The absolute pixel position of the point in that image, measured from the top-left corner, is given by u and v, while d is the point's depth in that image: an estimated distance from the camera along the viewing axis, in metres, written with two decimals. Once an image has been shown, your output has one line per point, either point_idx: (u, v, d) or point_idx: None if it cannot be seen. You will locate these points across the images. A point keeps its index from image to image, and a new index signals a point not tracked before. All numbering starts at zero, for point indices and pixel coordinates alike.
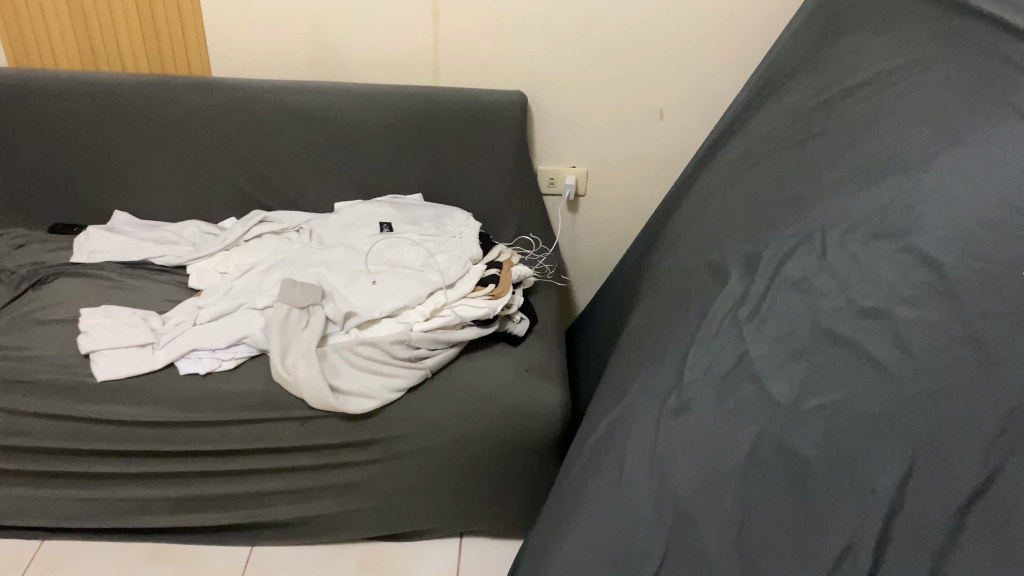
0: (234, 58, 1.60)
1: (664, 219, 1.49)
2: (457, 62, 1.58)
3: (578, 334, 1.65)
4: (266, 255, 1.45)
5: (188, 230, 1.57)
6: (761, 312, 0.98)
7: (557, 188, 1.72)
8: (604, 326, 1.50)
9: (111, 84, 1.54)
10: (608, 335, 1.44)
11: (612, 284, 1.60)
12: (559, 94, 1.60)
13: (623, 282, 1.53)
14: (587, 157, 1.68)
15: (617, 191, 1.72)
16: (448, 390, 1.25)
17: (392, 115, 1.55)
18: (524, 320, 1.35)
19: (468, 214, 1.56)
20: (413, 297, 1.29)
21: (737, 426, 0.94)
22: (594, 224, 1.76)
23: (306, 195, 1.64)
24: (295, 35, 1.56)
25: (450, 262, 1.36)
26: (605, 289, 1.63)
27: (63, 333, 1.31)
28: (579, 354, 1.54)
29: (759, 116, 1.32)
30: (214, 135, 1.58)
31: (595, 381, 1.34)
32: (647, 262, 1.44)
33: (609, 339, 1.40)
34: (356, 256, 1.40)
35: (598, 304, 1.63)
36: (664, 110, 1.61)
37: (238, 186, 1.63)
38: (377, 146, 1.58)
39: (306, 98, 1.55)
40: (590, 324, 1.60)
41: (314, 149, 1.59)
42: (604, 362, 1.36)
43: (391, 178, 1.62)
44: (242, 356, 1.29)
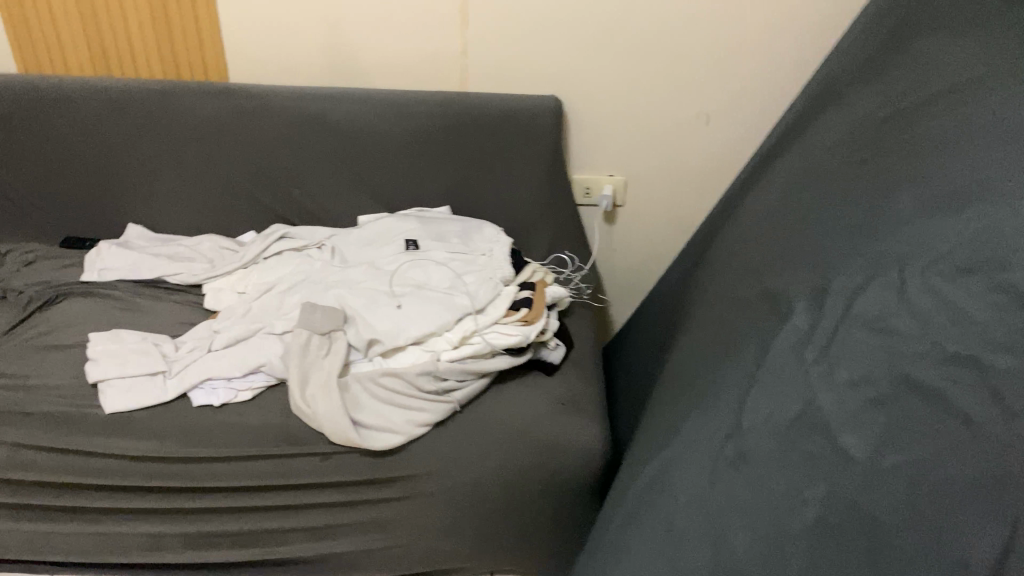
0: (249, 65, 1.51)
1: (712, 235, 1.38)
2: (484, 65, 1.48)
3: (618, 356, 1.55)
4: (285, 276, 1.36)
5: (204, 244, 1.49)
6: (832, 352, 0.88)
7: (593, 198, 1.61)
8: (647, 350, 1.40)
9: (122, 91, 1.46)
10: (652, 360, 1.33)
11: (654, 304, 1.50)
12: (597, 100, 1.50)
13: (667, 303, 1.43)
14: (625, 166, 1.57)
15: (658, 202, 1.61)
16: (479, 425, 1.16)
17: (418, 123, 1.46)
18: (560, 346, 1.25)
19: (499, 228, 1.46)
20: (440, 323, 1.19)
21: (805, 483, 0.84)
22: (634, 237, 1.65)
23: (328, 208, 1.54)
24: (312, 37, 1.46)
25: (480, 284, 1.26)
26: (647, 308, 1.52)
27: (71, 361, 1.24)
28: (620, 379, 1.44)
29: (819, 126, 1.20)
30: (229, 146, 1.50)
31: (639, 414, 1.24)
32: (693, 282, 1.33)
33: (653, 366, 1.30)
34: (380, 277, 1.30)
35: (640, 324, 1.53)
36: (710, 115, 1.49)
37: (257, 199, 1.54)
38: (402, 156, 1.49)
39: (327, 105, 1.46)
40: (630, 346, 1.50)
41: (336, 160, 1.50)
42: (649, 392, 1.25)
43: (418, 190, 1.53)
44: (258, 387, 1.21)
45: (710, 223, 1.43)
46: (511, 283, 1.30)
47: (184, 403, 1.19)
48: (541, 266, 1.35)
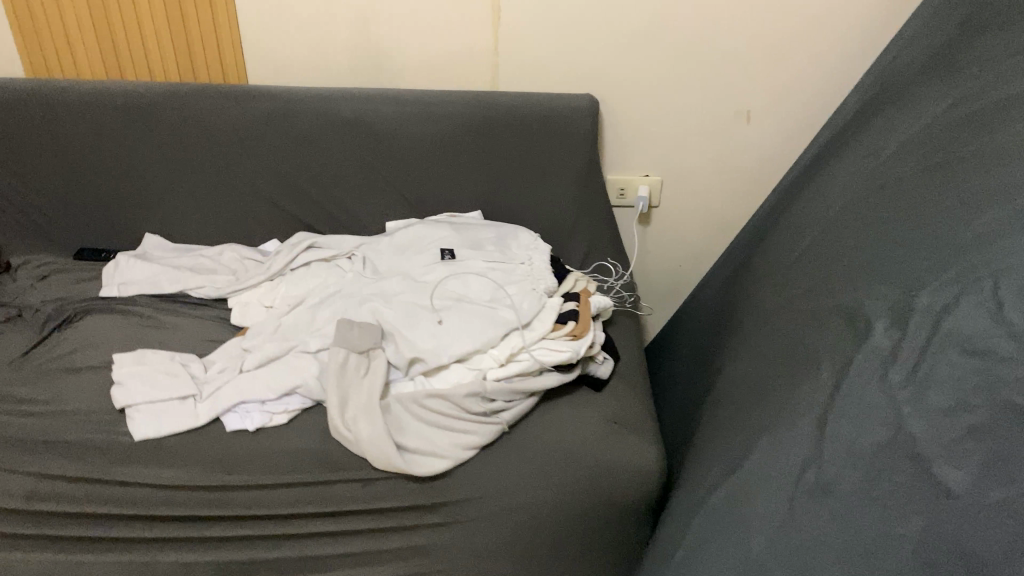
0: (270, 66, 1.44)
1: (759, 239, 1.32)
2: (516, 63, 1.42)
3: (659, 363, 1.49)
4: (314, 289, 1.30)
5: (226, 254, 1.43)
6: (920, 375, 0.82)
7: (628, 199, 1.55)
8: (692, 360, 1.34)
9: (138, 94, 1.40)
10: (700, 371, 1.28)
11: (696, 310, 1.44)
12: (634, 99, 1.44)
13: (711, 309, 1.37)
14: (662, 166, 1.51)
15: (695, 203, 1.55)
16: (528, 446, 1.10)
17: (448, 124, 1.40)
18: (607, 360, 1.19)
19: (534, 233, 1.40)
20: (485, 339, 1.13)
21: (900, 517, 0.78)
22: (670, 238, 1.60)
23: (353, 214, 1.48)
24: (338, 38, 1.40)
25: (523, 297, 1.20)
26: (688, 315, 1.47)
27: (95, 384, 1.18)
28: (664, 390, 1.39)
29: (878, 127, 1.14)
30: (250, 152, 1.43)
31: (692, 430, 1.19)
32: (742, 289, 1.27)
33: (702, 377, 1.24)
34: (417, 289, 1.24)
35: (681, 330, 1.47)
36: (751, 112, 1.43)
37: (280, 207, 1.48)
38: (432, 160, 1.43)
39: (353, 107, 1.40)
40: (672, 355, 1.44)
41: (363, 164, 1.44)
42: (700, 405, 1.20)
43: (449, 195, 1.46)
44: (295, 410, 1.14)
45: (756, 227, 1.37)
46: (554, 294, 1.24)
47: (216, 427, 1.13)
48: (582, 275, 1.29)
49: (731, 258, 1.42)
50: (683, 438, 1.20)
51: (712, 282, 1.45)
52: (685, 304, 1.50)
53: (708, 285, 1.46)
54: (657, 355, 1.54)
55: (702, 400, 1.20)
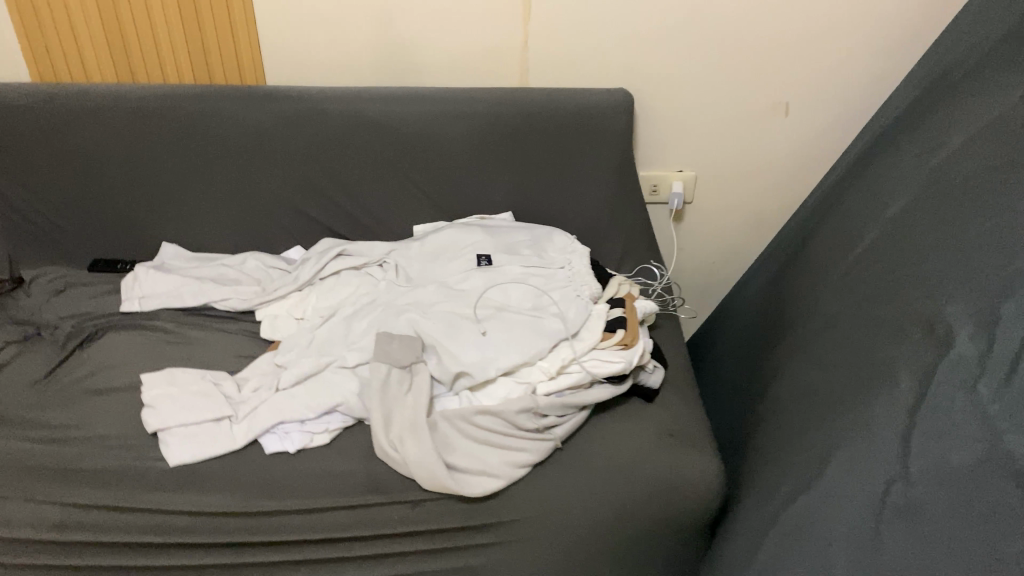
0: (289, 66, 1.38)
1: (806, 238, 1.28)
2: (546, 58, 1.36)
3: (700, 365, 1.45)
4: (347, 300, 1.25)
5: (249, 263, 1.38)
6: (1016, 388, 0.77)
7: (661, 196, 1.51)
8: (738, 362, 1.30)
9: (152, 98, 1.33)
10: (749, 374, 1.23)
11: (739, 310, 1.40)
12: (668, 93, 1.39)
13: (756, 309, 1.33)
14: (697, 161, 1.47)
15: (730, 198, 1.51)
16: (584, 462, 1.05)
17: (478, 124, 1.34)
18: (658, 369, 1.14)
19: (570, 235, 1.34)
20: (533, 352, 1.08)
21: (999, 540, 0.73)
22: (704, 234, 1.55)
23: (381, 218, 1.42)
24: (361, 35, 1.34)
25: (568, 305, 1.15)
26: (730, 315, 1.42)
27: (123, 407, 1.13)
28: (709, 394, 1.34)
29: (934, 120, 1.10)
30: (271, 156, 1.37)
31: (747, 439, 1.14)
32: (792, 290, 1.23)
33: (752, 382, 1.20)
34: (455, 299, 1.19)
35: (722, 331, 1.42)
36: (790, 105, 1.38)
37: (303, 213, 1.42)
38: (461, 160, 1.37)
39: (378, 108, 1.34)
40: (715, 357, 1.40)
41: (389, 167, 1.38)
42: (754, 412, 1.16)
43: (479, 197, 1.41)
44: (337, 429, 1.10)
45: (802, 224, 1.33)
46: (599, 300, 1.19)
47: (254, 450, 1.08)
48: (624, 278, 1.24)
49: (776, 257, 1.38)
50: (737, 447, 1.16)
51: (755, 281, 1.41)
52: (724, 304, 1.46)
53: (750, 285, 1.42)
54: (697, 355, 1.50)
55: (756, 406, 1.16)
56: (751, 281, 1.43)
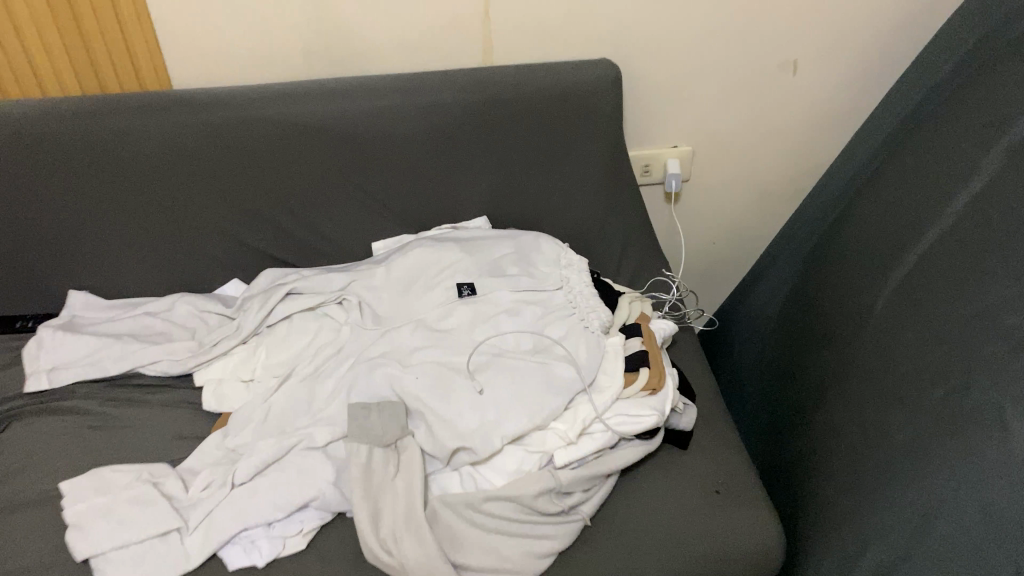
0: (199, 63, 1.12)
1: (839, 224, 1.10)
2: (514, 31, 1.13)
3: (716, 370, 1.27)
4: (306, 353, 1.03)
5: (178, 309, 1.15)
6: None
7: (654, 175, 1.30)
8: (771, 374, 1.13)
9: (28, 119, 1.07)
10: (788, 392, 1.06)
11: (762, 307, 1.22)
12: (658, 61, 1.17)
13: (783, 309, 1.15)
14: (693, 134, 1.26)
15: (731, 172, 1.32)
16: (623, 540, 0.86)
17: (440, 118, 1.12)
18: (688, 407, 0.97)
19: (559, 242, 1.14)
20: (545, 414, 0.88)
21: None
22: (701, 213, 1.37)
23: (334, 238, 1.20)
24: (286, 21, 1.09)
25: (575, 342, 0.96)
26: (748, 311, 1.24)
27: (40, 526, 0.89)
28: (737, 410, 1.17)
29: (997, 82, 0.91)
30: (190, 178, 1.12)
31: (801, 477, 0.97)
32: (831, 291, 1.05)
33: (794, 404, 1.03)
34: (438, 345, 0.99)
35: (743, 332, 1.25)
36: (798, 62, 1.18)
37: (238, 240, 1.18)
38: (423, 163, 1.15)
39: (317, 108, 1.10)
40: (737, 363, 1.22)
41: (338, 178, 1.15)
42: (804, 443, 0.99)
43: (447, 202, 1.19)
44: (313, 527, 0.89)
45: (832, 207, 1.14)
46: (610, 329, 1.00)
47: (215, 565, 0.87)
48: (633, 295, 1.05)
49: (801, 243, 1.20)
50: (791, 485, 0.99)
51: (778, 272, 1.23)
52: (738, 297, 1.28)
53: (771, 276, 1.24)
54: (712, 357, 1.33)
55: (806, 437, 0.99)
56: (771, 269, 1.26)
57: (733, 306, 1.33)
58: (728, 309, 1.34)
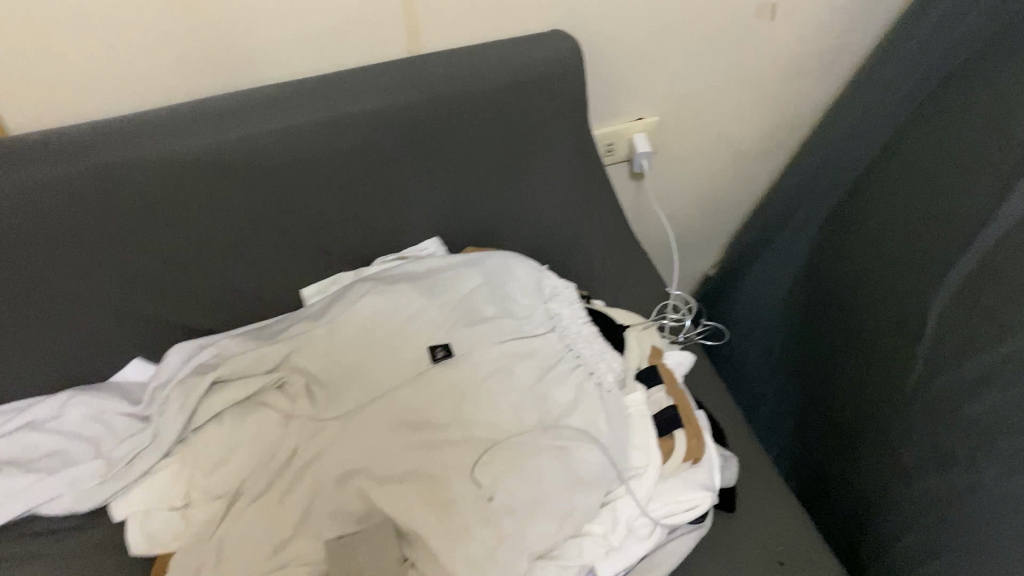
0: (32, 100, 0.83)
1: (859, 204, 0.95)
2: (445, 9, 0.90)
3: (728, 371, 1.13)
4: (252, 462, 0.82)
5: (70, 414, 0.90)
6: None
7: (618, 155, 1.12)
8: (802, 378, 0.99)
9: None
10: (831, 406, 0.93)
11: (771, 296, 1.07)
12: (620, 23, 0.96)
13: (811, 305, 1.00)
14: (660, 103, 1.07)
15: (701, 136, 1.14)
16: None
17: (367, 133, 0.90)
18: (729, 460, 0.81)
19: (536, 265, 0.95)
20: (576, 522, 0.72)
21: None
22: (669, 184, 1.20)
23: (256, 292, 0.98)
24: (145, 33, 0.82)
25: (592, 411, 0.78)
26: (755, 303, 1.10)
27: None
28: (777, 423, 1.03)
29: None
30: (53, 253, 0.85)
31: (873, 515, 0.83)
32: (865, 287, 0.91)
33: (851, 425, 0.89)
34: (419, 436, 0.79)
35: (752, 323, 1.11)
36: (778, 7, 0.99)
37: (131, 316, 0.94)
38: (354, 188, 0.93)
39: (208, 140, 0.84)
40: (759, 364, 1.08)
41: (248, 224, 0.91)
42: (863, 473, 0.86)
43: (387, 229, 0.98)
44: None
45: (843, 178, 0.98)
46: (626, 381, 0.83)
47: None
48: (639, 326, 0.89)
49: (808, 218, 1.03)
50: (859, 521, 0.86)
51: (782, 252, 1.07)
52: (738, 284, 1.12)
53: (774, 257, 1.09)
54: (714, 348, 1.18)
55: (866, 466, 0.86)
56: (771, 248, 1.10)
57: (730, 288, 1.18)
58: (725, 292, 1.19)
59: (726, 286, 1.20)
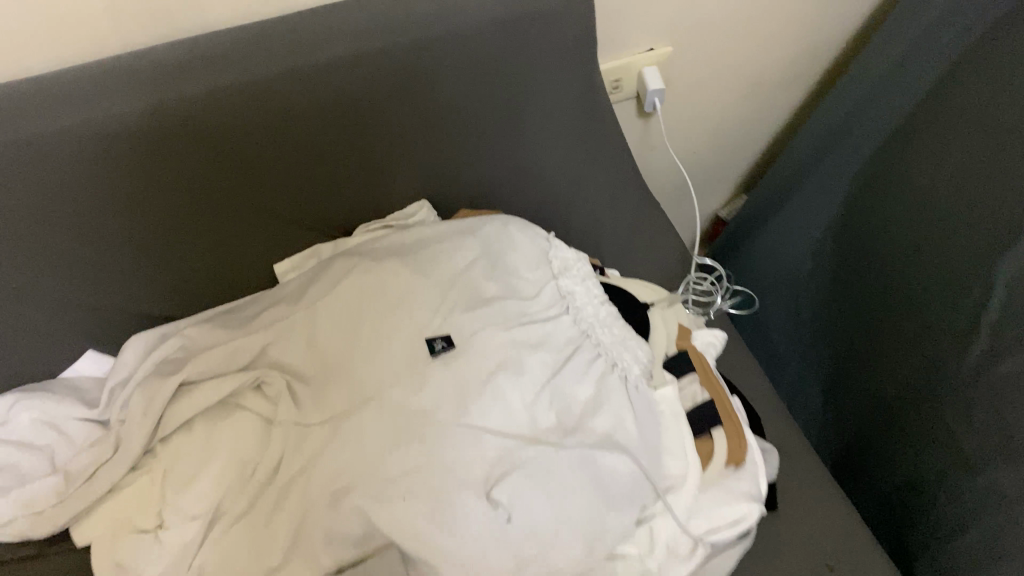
0: None
1: (910, 152, 0.84)
2: None
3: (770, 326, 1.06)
4: (230, 476, 0.72)
5: (21, 420, 0.78)
6: None
7: (626, 91, 0.98)
8: (846, 339, 0.92)
9: None
10: (877, 374, 0.86)
11: (808, 248, 0.99)
12: None
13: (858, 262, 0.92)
14: (676, 32, 0.94)
15: (718, 68, 1.02)
16: None
17: (340, 84, 0.76)
18: (772, 454, 0.74)
19: (541, 233, 0.85)
20: (610, 544, 0.65)
21: None
22: (677, 119, 1.08)
23: (227, 269, 0.86)
24: None
25: (617, 409, 0.69)
26: (792, 252, 1.02)
27: None
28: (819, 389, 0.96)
29: None
30: None
31: (929, 502, 0.76)
32: (918, 247, 0.82)
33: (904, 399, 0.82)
34: None
35: (791, 273, 1.03)
36: None
37: (83, 305, 0.82)
38: (334, 149, 0.81)
39: (147, 100, 0.70)
40: (801, 321, 1.01)
41: (210, 194, 0.79)
42: (912, 450, 0.79)
43: (371, 192, 0.87)
44: None
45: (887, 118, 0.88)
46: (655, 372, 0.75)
47: None
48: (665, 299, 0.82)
49: (847, 164, 0.93)
50: (911, 506, 0.79)
51: (818, 201, 0.98)
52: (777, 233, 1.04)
53: (808, 206, 0.99)
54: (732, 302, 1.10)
55: (916, 443, 0.79)
56: (800, 195, 1.00)
57: (753, 235, 1.09)
58: (749, 237, 1.10)
59: (747, 230, 1.11)
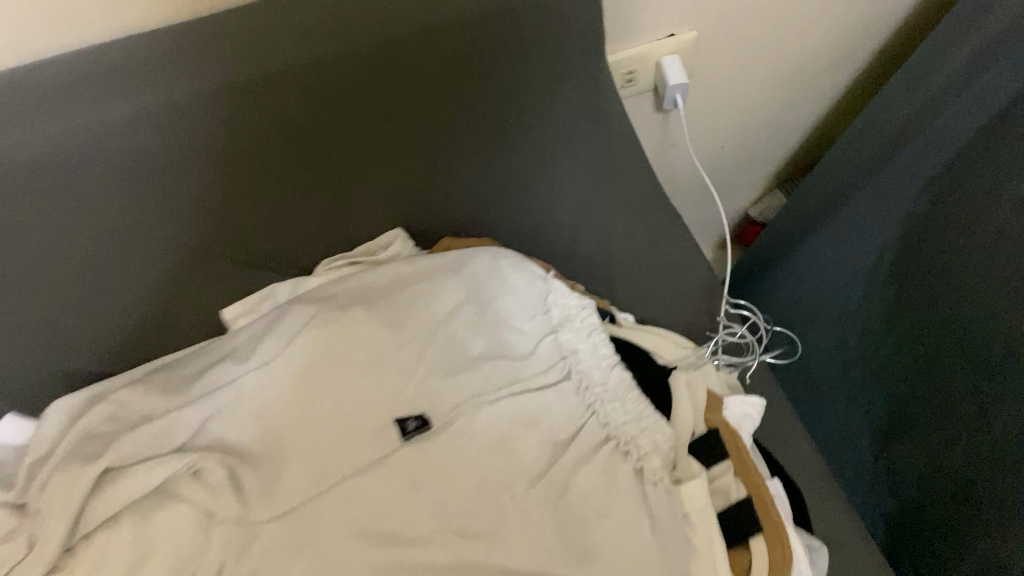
0: None
1: (996, 164, 0.69)
2: None
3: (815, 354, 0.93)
4: None
5: None
6: None
7: (640, 85, 0.82)
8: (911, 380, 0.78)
9: None
10: (950, 430, 0.72)
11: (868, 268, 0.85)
12: None
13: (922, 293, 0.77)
14: (701, 15, 0.78)
15: (751, 53, 0.85)
16: None
17: (297, 99, 0.61)
18: (823, 553, 0.60)
19: (534, 271, 0.70)
20: None
21: None
22: (703, 111, 0.92)
23: (165, 317, 0.71)
24: None
25: (624, 517, 0.56)
26: (849, 271, 0.89)
27: None
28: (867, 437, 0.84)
29: None
30: None
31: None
32: (1004, 283, 0.68)
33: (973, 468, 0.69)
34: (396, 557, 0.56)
35: (848, 291, 0.89)
36: None
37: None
38: (288, 177, 0.66)
39: (33, 133, 0.56)
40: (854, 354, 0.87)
41: (128, 236, 0.64)
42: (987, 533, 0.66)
43: (345, 222, 0.73)
44: None
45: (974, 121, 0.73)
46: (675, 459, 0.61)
47: None
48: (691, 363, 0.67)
49: (918, 175, 0.79)
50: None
51: (883, 215, 0.84)
52: (838, 246, 0.90)
53: (872, 220, 0.85)
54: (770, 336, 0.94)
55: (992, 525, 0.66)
56: (865, 205, 0.86)
57: (812, 237, 0.95)
58: (806, 240, 0.96)
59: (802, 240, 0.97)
